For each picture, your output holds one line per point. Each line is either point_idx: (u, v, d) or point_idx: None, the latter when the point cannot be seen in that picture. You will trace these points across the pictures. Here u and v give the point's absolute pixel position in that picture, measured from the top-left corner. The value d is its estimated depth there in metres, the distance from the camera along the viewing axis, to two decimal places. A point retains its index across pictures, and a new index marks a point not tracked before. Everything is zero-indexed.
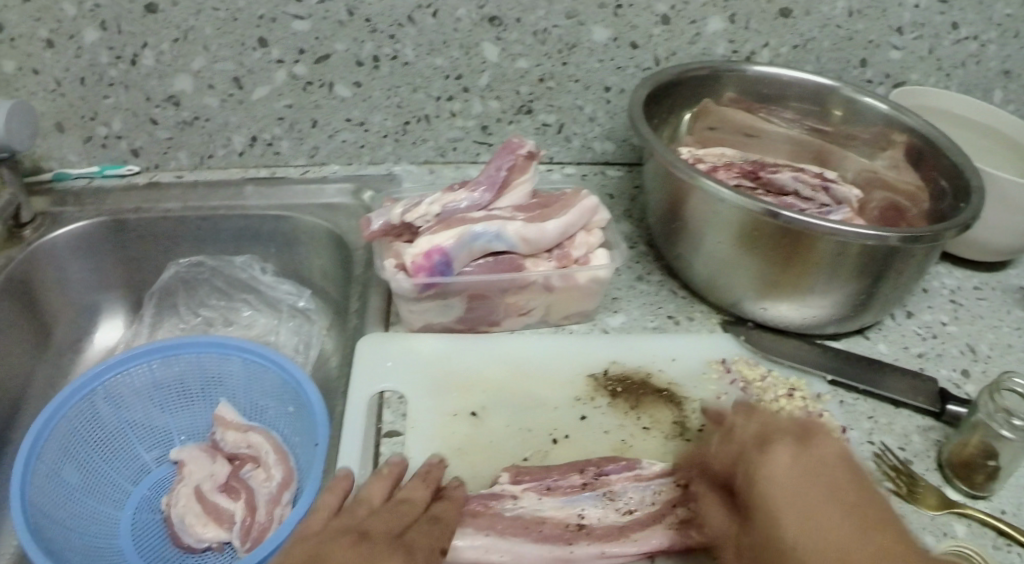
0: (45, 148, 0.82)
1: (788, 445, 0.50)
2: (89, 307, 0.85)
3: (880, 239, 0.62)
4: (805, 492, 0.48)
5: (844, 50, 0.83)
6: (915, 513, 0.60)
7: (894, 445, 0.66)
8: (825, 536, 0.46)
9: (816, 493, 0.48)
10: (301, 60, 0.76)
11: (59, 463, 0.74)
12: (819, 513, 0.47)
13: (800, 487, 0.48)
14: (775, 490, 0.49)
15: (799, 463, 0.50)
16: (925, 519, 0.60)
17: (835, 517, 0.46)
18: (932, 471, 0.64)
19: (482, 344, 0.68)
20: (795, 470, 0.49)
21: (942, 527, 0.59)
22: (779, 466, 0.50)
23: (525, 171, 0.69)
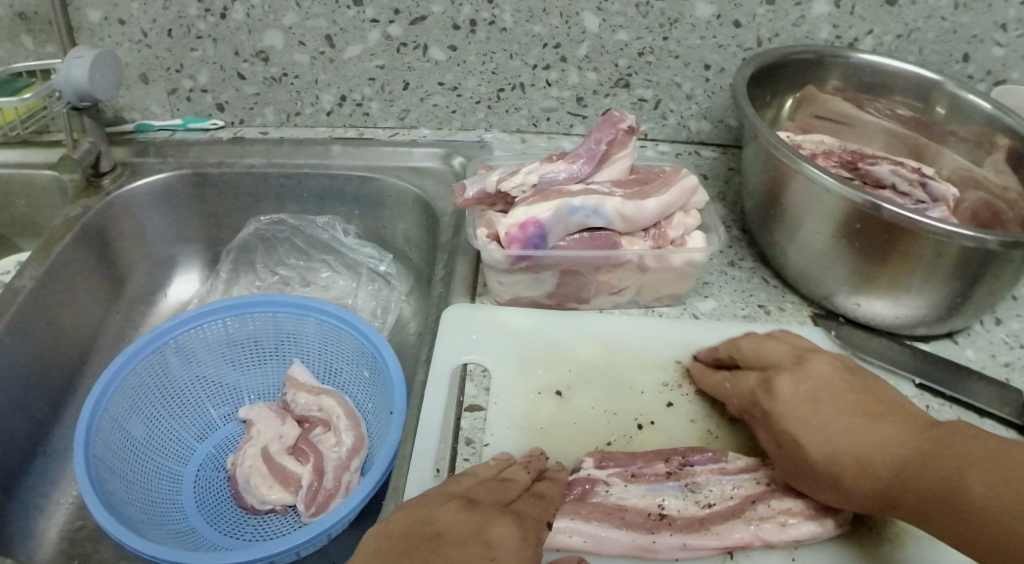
0: (129, 99, 0.82)
1: (790, 380, 0.55)
2: (169, 259, 0.85)
3: (979, 241, 0.59)
4: (817, 412, 0.53)
5: (948, 43, 0.79)
6: None
7: None
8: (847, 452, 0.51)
9: (827, 411, 0.53)
10: (396, 21, 0.75)
11: (126, 415, 0.75)
12: (834, 428, 0.52)
13: (813, 410, 0.53)
14: (794, 422, 0.53)
15: (805, 389, 0.55)
16: None
17: (854, 427, 0.51)
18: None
19: (570, 321, 0.66)
20: (803, 395, 0.54)
21: None
22: (790, 397, 0.54)
23: (625, 146, 0.67)
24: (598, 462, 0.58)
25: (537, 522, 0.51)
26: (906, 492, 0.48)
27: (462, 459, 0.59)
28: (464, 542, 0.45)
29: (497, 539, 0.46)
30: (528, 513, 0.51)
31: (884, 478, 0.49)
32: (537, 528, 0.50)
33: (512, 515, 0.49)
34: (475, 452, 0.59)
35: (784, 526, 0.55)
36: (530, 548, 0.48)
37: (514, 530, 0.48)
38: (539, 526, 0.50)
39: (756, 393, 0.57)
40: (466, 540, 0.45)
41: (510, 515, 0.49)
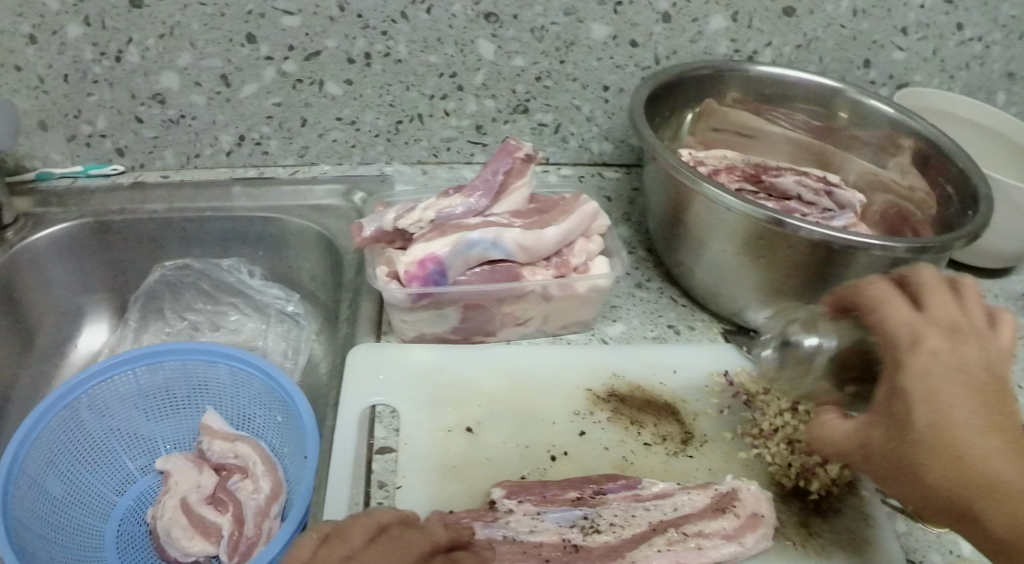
0: (27, 146, 0.79)
1: (957, 352, 0.45)
2: (75, 310, 0.82)
3: (887, 248, 0.60)
4: (959, 385, 0.44)
5: (848, 50, 0.79)
6: (920, 531, 0.59)
7: None
8: (978, 439, 0.42)
9: (971, 392, 0.43)
10: (290, 57, 0.74)
11: (43, 475, 0.72)
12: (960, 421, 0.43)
13: (961, 378, 0.44)
14: (937, 373, 0.44)
15: (966, 350, 0.45)
16: (930, 536, 0.59)
17: (993, 407, 0.43)
18: None
19: (479, 355, 0.66)
20: (968, 362, 0.45)
21: (947, 544, 0.58)
22: (960, 365, 0.44)
23: (523, 174, 0.66)
24: (509, 493, 0.57)
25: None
26: (997, 510, 0.41)
27: (376, 503, 0.57)
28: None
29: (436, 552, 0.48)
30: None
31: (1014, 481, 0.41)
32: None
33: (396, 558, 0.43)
34: (388, 495, 0.58)
35: (700, 549, 0.55)
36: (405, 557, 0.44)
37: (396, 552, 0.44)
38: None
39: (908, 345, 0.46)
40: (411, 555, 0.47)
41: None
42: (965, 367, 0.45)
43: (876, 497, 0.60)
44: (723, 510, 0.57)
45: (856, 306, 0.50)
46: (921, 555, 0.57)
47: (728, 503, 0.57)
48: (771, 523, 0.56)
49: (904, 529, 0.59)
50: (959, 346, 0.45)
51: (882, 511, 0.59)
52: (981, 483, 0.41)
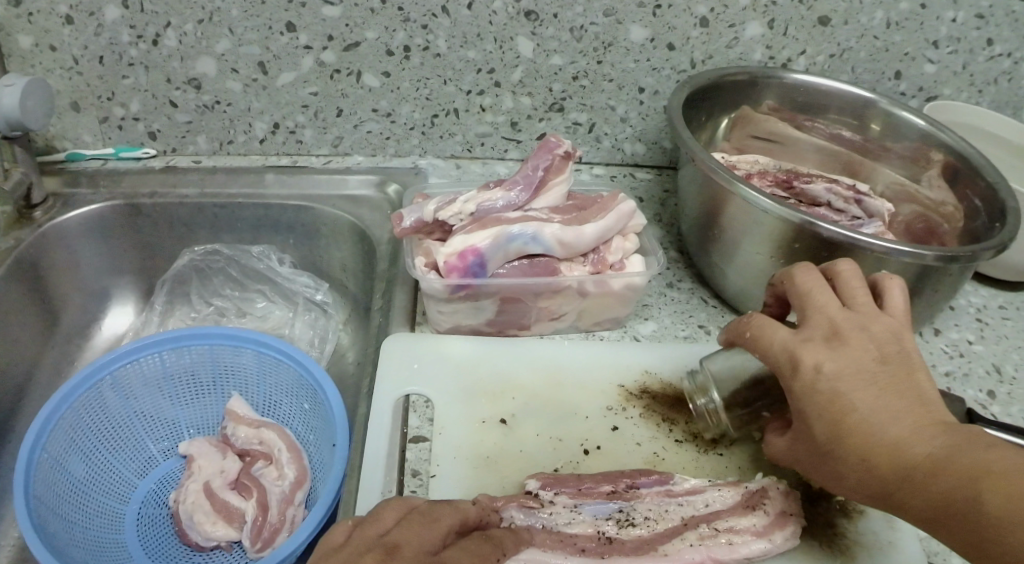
0: (59, 127, 0.80)
1: (840, 354, 0.49)
2: (101, 291, 0.82)
3: (916, 256, 0.61)
4: (859, 382, 0.48)
5: (880, 61, 0.81)
6: None
7: None
8: (881, 438, 0.46)
9: (870, 388, 0.48)
10: (329, 47, 0.74)
11: (65, 454, 0.72)
12: (863, 419, 0.47)
13: (855, 378, 0.48)
14: (823, 386, 0.48)
15: (857, 351, 0.49)
16: None
17: (892, 395, 0.47)
18: None
19: (513, 348, 0.66)
20: (858, 360, 0.48)
21: None
22: (848, 365, 0.48)
23: (562, 171, 0.67)
24: (545, 485, 0.57)
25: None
26: (915, 494, 0.45)
27: (409, 492, 0.58)
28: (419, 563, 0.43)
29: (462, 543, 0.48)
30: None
31: (922, 465, 0.45)
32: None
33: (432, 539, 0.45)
34: (422, 484, 0.58)
35: (731, 545, 0.56)
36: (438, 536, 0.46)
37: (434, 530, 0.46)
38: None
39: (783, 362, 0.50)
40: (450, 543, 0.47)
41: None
42: (855, 363, 0.48)
43: None
44: (753, 507, 0.57)
45: (742, 343, 0.54)
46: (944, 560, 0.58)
47: (756, 501, 0.58)
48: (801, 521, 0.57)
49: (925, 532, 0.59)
50: (846, 348, 0.49)
51: None
52: (894, 474, 0.45)
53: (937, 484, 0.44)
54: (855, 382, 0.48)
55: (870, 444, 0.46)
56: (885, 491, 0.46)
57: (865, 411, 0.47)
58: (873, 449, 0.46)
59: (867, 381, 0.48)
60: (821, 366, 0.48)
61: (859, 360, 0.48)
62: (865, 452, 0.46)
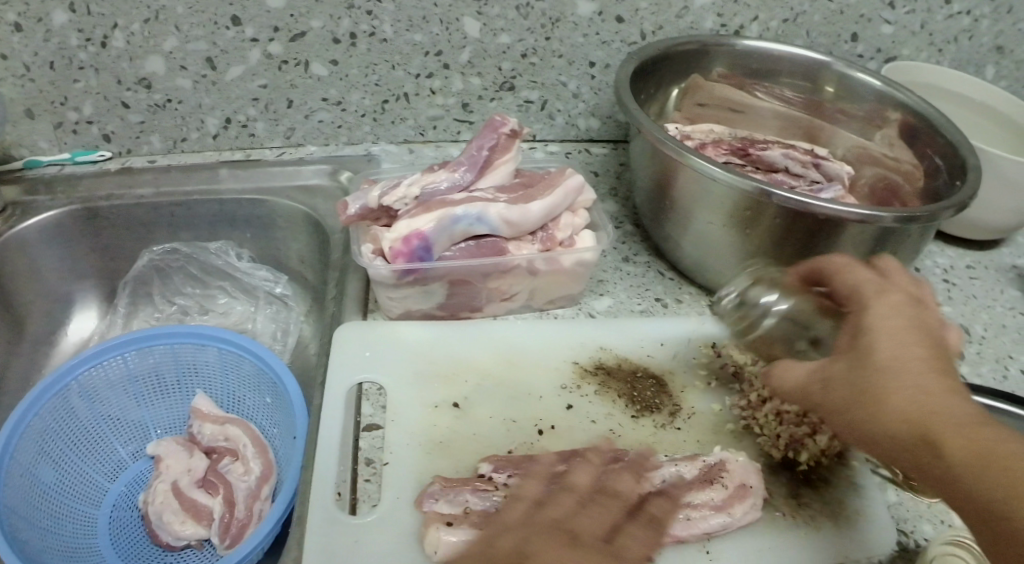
0: (15, 134, 0.79)
1: (895, 313, 0.48)
2: (64, 297, 0.82)
3: (874, 219, 0.60)
4: (917, 341, 0.46)
5: (836, 24, 0.80)
6: (911, 500, 0.59)
7: None
8: (914, 385, 0.44)
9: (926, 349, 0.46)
10: (275, 38, 0.74)
11: (35, 461, 0.72)
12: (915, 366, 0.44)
13: (902, 334, 0.46)
14: (880, 329, 0.47)
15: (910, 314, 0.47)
16: (922, 506, 0.58)
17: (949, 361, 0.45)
18: None
19: (465, 331, 0.65)
20: (900, 320, 0.47)
21: (939, 514, 0.58)
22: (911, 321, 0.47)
23: (509, 150, 0.66)
24: (497, 468, 0.57)
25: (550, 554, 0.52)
26: (954, 440, 0.41)
27: (364, 481, 0.58)
28: None
29: None
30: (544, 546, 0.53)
31: (943, 420, 0.41)
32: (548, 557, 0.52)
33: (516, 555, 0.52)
34: (376, 472, 0.58)
35: (689, 520, 0.55)
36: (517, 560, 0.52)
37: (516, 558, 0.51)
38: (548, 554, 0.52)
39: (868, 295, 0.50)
40: None
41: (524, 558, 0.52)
42: (904, 324, 0.47)
43: (866, 467, 0.60)
44: (712, 481, 0.57)
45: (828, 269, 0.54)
46: (913, 525, 0.57)
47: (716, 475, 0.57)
48: (759, 494, 0.56)
49: (894, 499, 0.59)
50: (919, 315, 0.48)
51: (873, 480, 0.60)
52: (919, 420, 0.42)
53: (958, 440, 0.40)
54: (908, 336, 0.46)
55: (920, 386, 0.43)
56: (922, 431, 0.42)
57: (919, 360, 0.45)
58: (922, 390, 0.43)
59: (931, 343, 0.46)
60: (883, 313, 0.48)
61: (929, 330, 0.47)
62: (918, 391, 0.43)
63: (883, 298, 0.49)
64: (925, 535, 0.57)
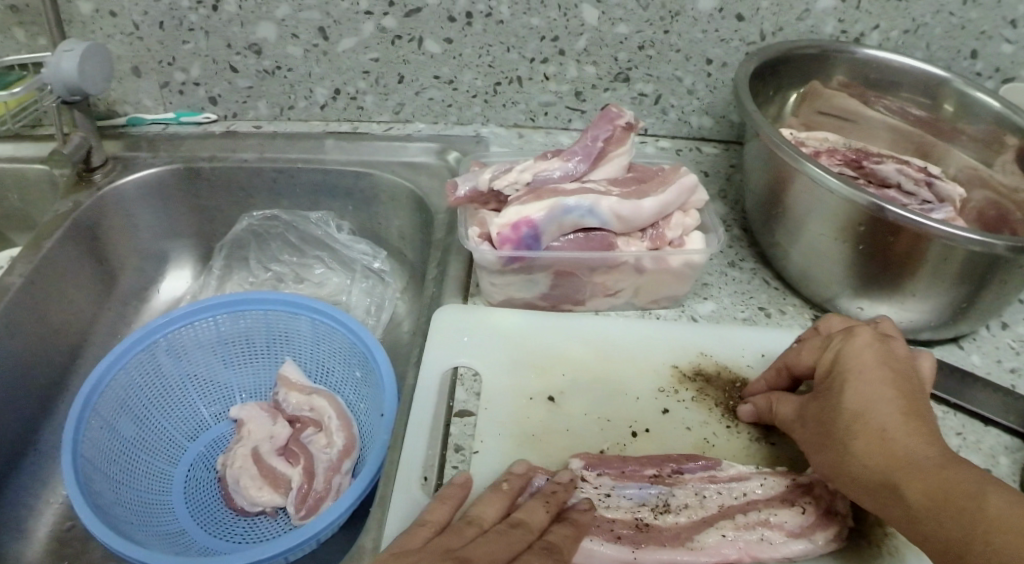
0: (121, 91, 0.81)
1: (866, 338, 0.51)
2: (159, 254, 0.84)
3: (985, 246, 0.57)
4: (869, 392, 0.48)
5: (958, 39, 0.77)
6: None
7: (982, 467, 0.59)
8: (876, 433, 0.46)
9: (873, 393, 0.48)
10: (390, 12, 0.73)
11: (116, 415, 0.73)
12: (862, 416, 0.47)
13: (873, 373, 0.49)
14: (853, 382, 0.49)
15: (878, 350, 0.50)
16: None
17: (852, 416, 0.47)
18: None
19: (564, 324, 0.65)
20: (876, 358, 0.50)
21: None
22: (861, 378, 0.49)
23: (623, 143, 0.65)
24: (588, 465, 0.56)
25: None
26: (914, 485, 0.43)
27: (451, 466, 0.57)
28: None
29: None
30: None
31: (907, 461, 0.44)
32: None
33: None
34: (464, 459, 0.57)
35: (772, 543, 0.53)
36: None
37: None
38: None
39: (828, 345, 0.53)
40: None
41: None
42: (874, 361, 0.50)
43: None
44: (791, 502, 0.55)
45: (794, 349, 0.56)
46: None
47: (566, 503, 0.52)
48: (847, 523, 0.54)
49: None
50: (844, 357, 0.51)
51: None
52: (880, 467, 0.45)
53: (958, 476, 0.42)
54: (870, 377, 0.49)
55: (869, 439, 0.46)
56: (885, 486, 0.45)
57: (856, 404, 0.48)
58: (870, 444, 0.46)
59: (859, 391, 0.48)
60: (848, 362, 0.50)
61: (863, 367, 0.49)
62: (868, 446, 0.46)
63: (851, 338, 0.52)
64: None
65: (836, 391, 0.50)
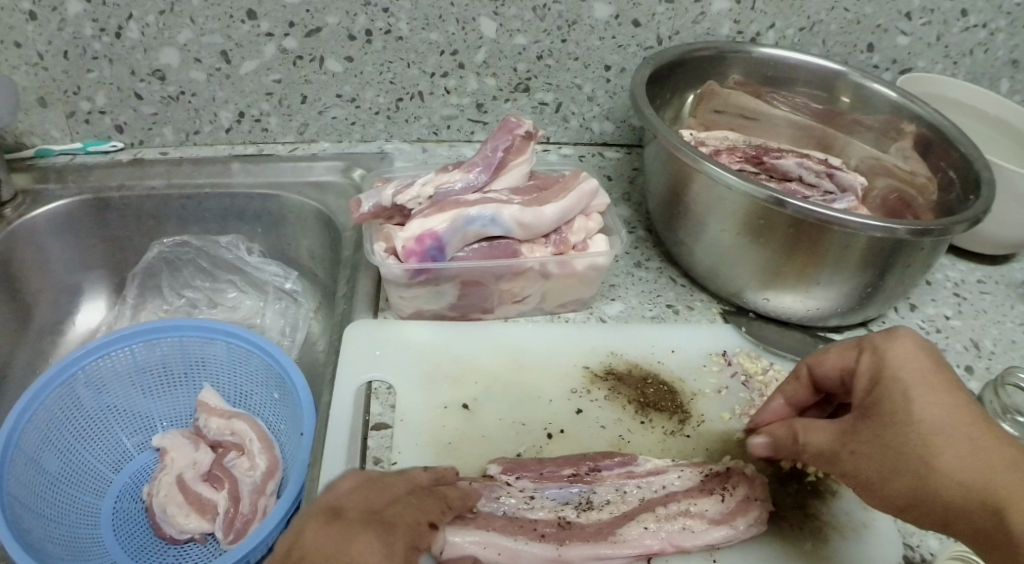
0: (27, 123, 0.79)
1: (913, 344, 0.49)
2: (73, 286, 0.82)
3: (885, 231, 0.59)
4: (939, 408, 0.45)
5: (852, 34, 0.80)
6: None
7: None
8: (958, 456, 0.43)
9: (942, 407, 0.45)
10: (291, 34, 0.74)
11: (39, 451, 0.72)
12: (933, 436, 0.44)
13: (923, 381, 0.46)
14: (914, 396, 0.46)
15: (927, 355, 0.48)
16: None
17: (930, 432, 0.45)
18: None
19: (476, 332, 0.65)
20: (927, 367, 0.47)
21: None
22: (929, 392, 0.46)
23: (523, 152, 0.66)
24: (506, 470, 0.56)
25: (408, 533, 0.45)
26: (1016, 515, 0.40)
27: None
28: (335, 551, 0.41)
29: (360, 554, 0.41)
30: (396, 523, 0.45)
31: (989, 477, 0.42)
32: (408, 540, 0.44)
33: (375, 527, 0.43)
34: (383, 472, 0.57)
35: (692, 531, 0.55)
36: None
37: (382, 546, 0.42)
38: (410, 539, 0.44)
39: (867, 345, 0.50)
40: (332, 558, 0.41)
41: (375, 527, 0.43)
42: (931, 368, 0.47)
43: None
44: (710, 491, 0.57)
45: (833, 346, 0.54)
46: (919, 539, 0.56)
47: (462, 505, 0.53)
48: (765, 507, 0.56)
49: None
50: (900, 363, 0.48)
51: None
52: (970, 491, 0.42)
53: None
54: (933, 388, 0.46)
55: (945, 460, 0.43)
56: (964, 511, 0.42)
57: (928, 422, 0.45)
58: (953, 466, 0.43)
59: (931, 404, 0.45)
60: (902, 370, 0.47)
61: (924, 377, 0.47)
62: (947, 466, 0.43)
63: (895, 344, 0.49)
64: (931, 550, 0.56)
65: (895, 404, 0.47)
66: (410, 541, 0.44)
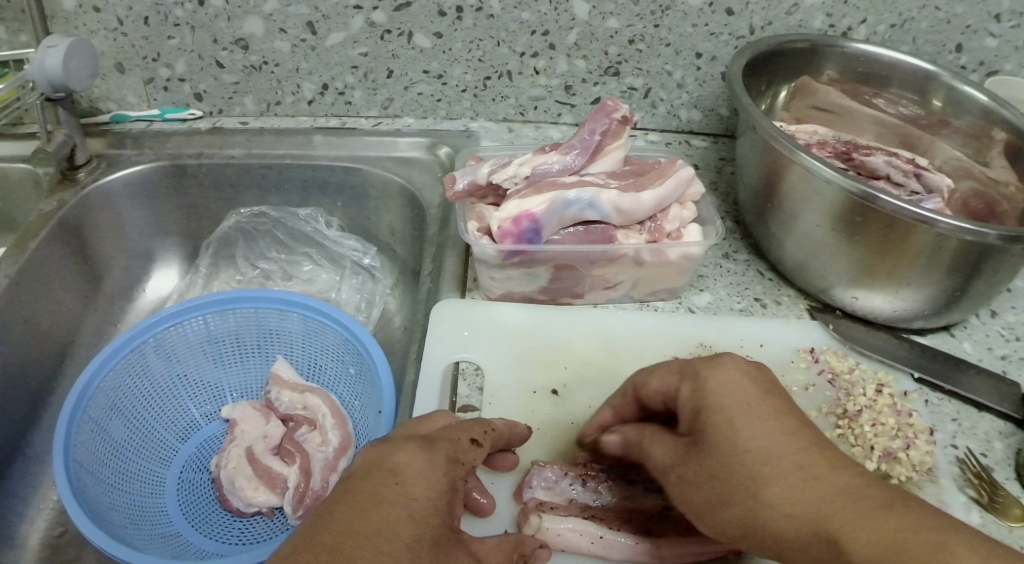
0: (104, 88, 0.79)
1: (734, 367, 0.47)
2: (145, 253, 0.83)
3: (977, 235, 0.57)
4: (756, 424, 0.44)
5: (942, 33, 0.79)
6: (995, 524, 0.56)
7: (977, 451, 0.60)
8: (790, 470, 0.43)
9: (764, 422, 0.44)
10: (379, 7, 0.73)
11: (106, 418, 0.72)
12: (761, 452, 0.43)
13: (746, 409, 0.45)
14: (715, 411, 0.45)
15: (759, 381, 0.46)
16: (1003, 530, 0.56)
17: (769, 435, 0.44)
18: (1014, 481, 0.58)
19: (567, 317, 0.65)
20: (749, 388, 0.46)
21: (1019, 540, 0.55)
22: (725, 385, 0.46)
23: (619, 136, 0.65)
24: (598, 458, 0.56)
25: (449, 447, 0.47)
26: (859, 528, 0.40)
27: None
28: (375, 463, 0.45)
29: (402, 464, 0.45)
30: (439, 438, 0.47)
31: (829, 499, 0.41)
32: (449, 452, 0.46)
33: (418, 441, 0.46)
34: None
35: None
36: (441, 476, 0.45)
37: (421, 456, 0.45)
38: (452, 451, 0.47)
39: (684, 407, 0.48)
40: (370, 471, 0.44)
41: (418, 440, 0.47)
42: (755, 394, 0.46)
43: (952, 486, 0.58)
44: None
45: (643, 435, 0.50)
46: None
47: (503, 440, 0.53)
48: None
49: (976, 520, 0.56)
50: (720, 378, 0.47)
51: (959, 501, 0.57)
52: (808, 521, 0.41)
53: (898, 519, 0.40)
54: (758, 403, 0.45)
55: (768, 466, 0.43)
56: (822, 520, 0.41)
57: (749, 439, 0.44)
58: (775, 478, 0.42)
59: (769, 408, 0.45)
60: (720, 380, 0.47)
61: (745, 391, 0.46)
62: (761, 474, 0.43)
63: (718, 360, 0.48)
64: None
65: (718, 434, 0.45)
66: (450, 454, 0.46)
